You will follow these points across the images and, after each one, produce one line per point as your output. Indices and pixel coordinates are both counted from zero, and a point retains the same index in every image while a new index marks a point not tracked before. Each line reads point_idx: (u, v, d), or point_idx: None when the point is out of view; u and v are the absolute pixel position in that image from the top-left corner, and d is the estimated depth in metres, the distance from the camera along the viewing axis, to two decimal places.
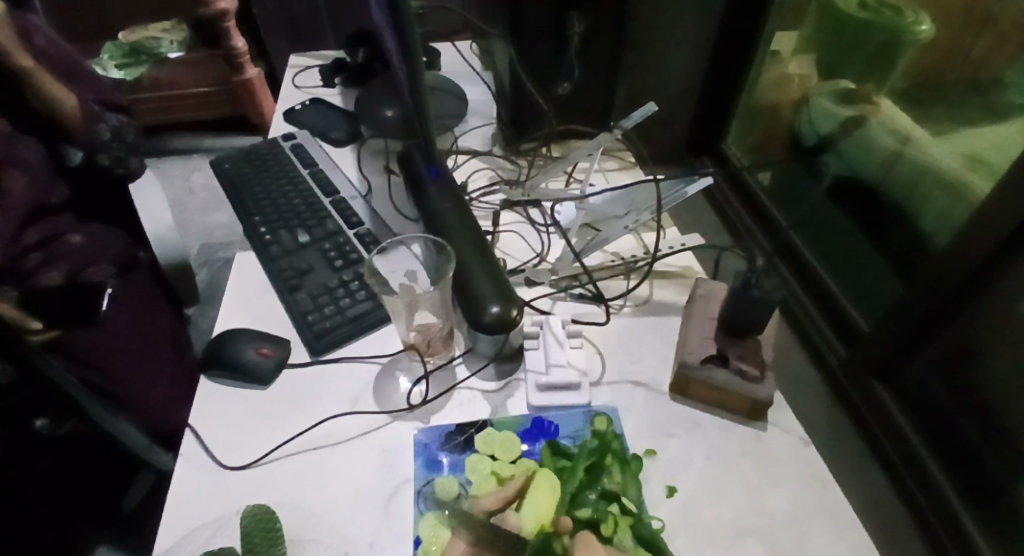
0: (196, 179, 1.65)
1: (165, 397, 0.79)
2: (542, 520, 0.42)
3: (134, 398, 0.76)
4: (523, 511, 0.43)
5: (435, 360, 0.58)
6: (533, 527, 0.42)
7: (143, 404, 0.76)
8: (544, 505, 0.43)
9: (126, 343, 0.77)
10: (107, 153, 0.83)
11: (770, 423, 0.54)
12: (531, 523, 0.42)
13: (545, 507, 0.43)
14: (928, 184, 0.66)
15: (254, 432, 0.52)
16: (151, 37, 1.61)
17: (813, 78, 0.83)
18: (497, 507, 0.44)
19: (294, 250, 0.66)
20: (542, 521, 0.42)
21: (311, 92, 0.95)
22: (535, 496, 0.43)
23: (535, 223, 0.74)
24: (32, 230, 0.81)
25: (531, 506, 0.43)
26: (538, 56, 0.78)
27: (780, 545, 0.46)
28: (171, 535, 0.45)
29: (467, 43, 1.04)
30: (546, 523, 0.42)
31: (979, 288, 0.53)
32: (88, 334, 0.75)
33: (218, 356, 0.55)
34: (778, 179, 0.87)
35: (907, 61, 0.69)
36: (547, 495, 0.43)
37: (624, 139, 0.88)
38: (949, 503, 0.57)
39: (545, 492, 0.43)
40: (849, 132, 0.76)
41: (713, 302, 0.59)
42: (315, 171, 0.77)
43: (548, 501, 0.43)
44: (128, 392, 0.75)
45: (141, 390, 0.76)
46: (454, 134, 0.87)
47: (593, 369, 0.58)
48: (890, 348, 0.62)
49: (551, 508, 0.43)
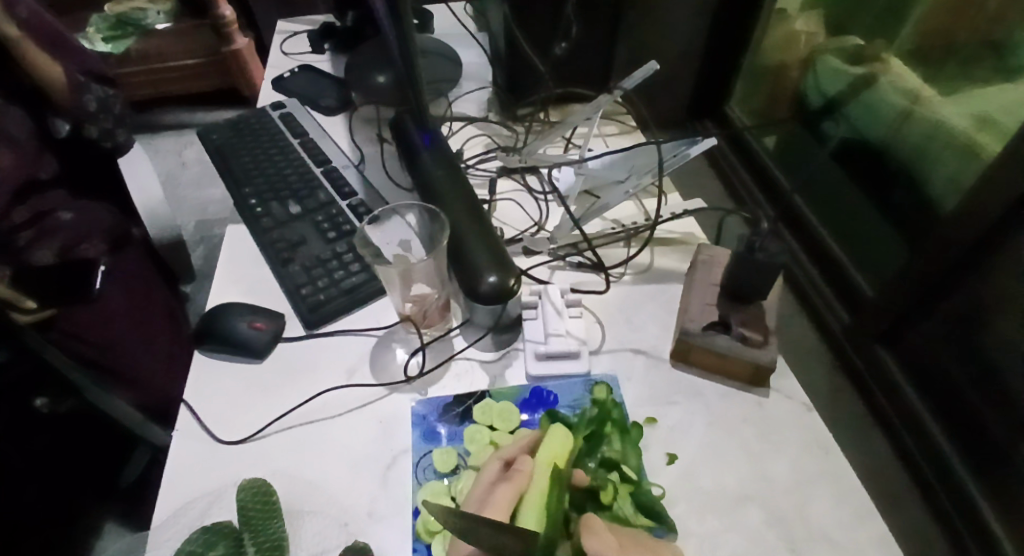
0: (189, 154, 1.63)
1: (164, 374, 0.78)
2: (556, 459, 0.41)
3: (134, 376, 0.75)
4: (537, 456, 0.42)
5: (432, 331, 0.57)
6: (547, 465, 0.41)
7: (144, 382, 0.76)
8: (558, 449, 0.42)
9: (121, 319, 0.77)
10: (95, 125, 0.81)
11: (773, 389, 0.53)
12: (545, 461, 0.41)
13: (558, 450, 0.42)
14: (939, 144, 0.63)
15: (250, 404, 0.51)
16: (138, 8, 1.56)
17: (820, 35, 0.80)
18: (512, 455, 0.43)
19: (286, 222, 0.65)
20: (556, 459, 0.41)
21: (300, 58, 0.92)
22: (549, 439, 0.43)
23: (533, 191, 0.72)
24: (22, 207, 0.78)
25: (545, 448, 0.42)
26: (534, 14, 0.74)
27: (781, 512, 0.45)
28: (168, 505, 0.45)
29: (460, 5, 1.00)
30: (561, 462, 0.41)
31: (989, 249, 0.51)
32: (84, 312, 0.74)
33: (212, 330, 0.54)
34: (782, 144, 0.84)
35: (918, 16, 0.66)
36: (562, 438, 0.43)
37: (625, 101, 0.85)
38: (951, 464, 0.58)
39: (558, 436, 0.43)
40: (858, 93, 0.73)
41: (716, 268, 0.57)
42: (305, 140, 0.75)
43: (562, 445, 0.43)
44: (126, 368, 0.76)
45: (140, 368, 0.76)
46: (448, 100, 0.85)
47: (593, 338, 0.57)
48: (895, 314, 0.61)
49: (566, 451, 0.42)
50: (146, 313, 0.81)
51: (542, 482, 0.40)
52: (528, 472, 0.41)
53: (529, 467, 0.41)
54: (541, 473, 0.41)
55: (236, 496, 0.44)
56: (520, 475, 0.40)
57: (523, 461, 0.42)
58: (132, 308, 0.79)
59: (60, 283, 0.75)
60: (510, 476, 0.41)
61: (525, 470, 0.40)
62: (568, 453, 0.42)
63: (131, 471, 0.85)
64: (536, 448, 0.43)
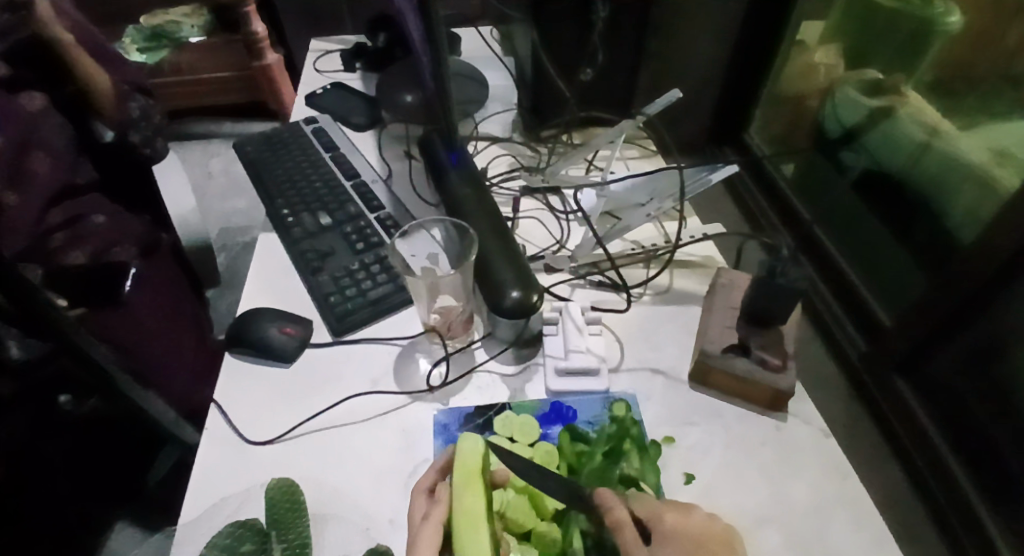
0: (216, 163, 1.67)
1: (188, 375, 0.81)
2: (468, 473, 0.41)
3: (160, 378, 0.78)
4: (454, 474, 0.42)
5: (455, 343, 0.58)
6: (461, 483, 0.41)
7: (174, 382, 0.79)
8: (470, 462, 0.42)
9: (147, 318, 0.79)
10: (137, 132, 0.85)
11: (791, 414, 0.53)
12: (460, 480, 0.41)
13: (471, 464, 0.42)
14: (959, 177, 0.64)
15: (278, 408, 0.52)
16: (172, 21, 1.59)
17: (840, 66, 0.81)
18: (434, 481, 0.44)
19: (316, 233, 0.67)
20: (470, 476, 0.41)
21: (332, 76, 0.95)
22: (462, 456, 0.42)
23: (555, 211, 0.74)
24: (58, 210, 0.80)
25: (458, 465, 0.42)
26: (561, 41, 0.77)
27: (799, 534, 0.46)
28: (197, 506, 0.46)
29: (487, 29, 1.03)
30: (474, 475, 0.41)
31: (1007, 282, 0.51)
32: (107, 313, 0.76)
33: (243, 334, 0.56)
34: (801, 172, 0.85)
35: (934, 54, 0.68)
36: (471, 448, 0.43)
37: (646, 127, 0.88)
38: (966, 496, 0.57)
39: (470, 450, 0.42)
40: (876, 124, 0.75)
41: (736, 292, 0.58)
42: (336, 155, 0.77)
43: (473, 457, 0.42)
44: (151, 367, 0.78)
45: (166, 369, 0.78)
46: (474, 120, 0.87)
47: (612, 356, 0.58)
48: (911, 344, 0.62)
49: (479, 461, 0.42)
50: (170, 315, 0.84)
51: (466, 498, 0.40)
52: (448, 496, 0.41)
53: (448, 493, 0.41)
54: (463, 492, 0.40)
55: (264, 496, 0.46)
56: (441, 503, 0.41)
57: (443, 487, 0.43)
58: (157, 308, 0.81)
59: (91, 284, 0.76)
60: (433, 506, 0.42)
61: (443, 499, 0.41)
62: (479, 463, 0.41)
63: (159, 469, 0.87)
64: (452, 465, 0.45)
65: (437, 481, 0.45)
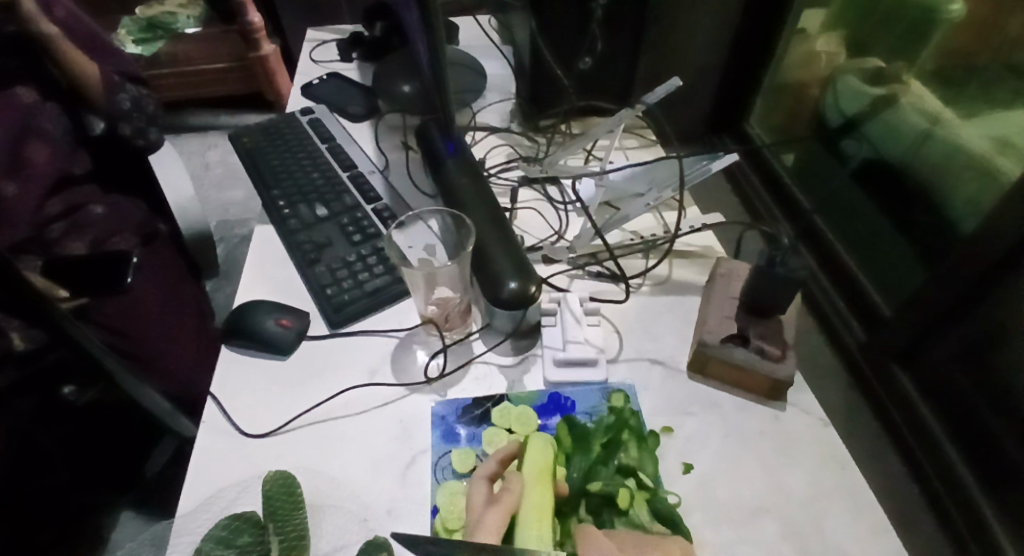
0: (213, 155, 1.66)
1: (190, 364, 0.81)
2: (539, 469, 0.43)
3: (160, 364, 0.79)
4: (522, 469, 0.43)
5: (453, 334, 0.58)
6: (533, 479, 0.42)
7: (173, 371, 0.79)
8: (539, 460, 0.43)
9: (149, 308, 0.79)
10: (128, 123, 0.83)
11: (790, 403, 0.53)
12: (532, 477, 0.42)
13: (539, 462, 0.43)
14: (960, 165, 0.63)
15: (275, 400, 0.52)
16: (167, 12, 1.60)
17: (841, 56, 0.80)
18: (494, 471, 0.44)
19: (313, 224, 0.66)
20: (542, 473, 0.42)
21: (329, 67, 0.94)
22: (532, 451, 0.44)
23: (553, 201, 0.73)
24: (57, 200, 0.80)
25: (529, 461, 0.43)
26: (559, 29, 0.76)
27: (797, 525, 0.46)
28: (193, 499, 0.46)
29: (486, 18, 1.02)
30: (543, 472, 0.42)
31: (1008, 268, 0.50)
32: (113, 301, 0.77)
33: (239, 326, 0.55)
34: (802, 162, 0.84)
35: (938, 42, 0.67)
36: (542, 446, 0.44)
37: (645, 116, 0.87)
38: (964, 485, 0.57)
39: (540, 448, 0.44)
40: (878, 113, 0.74)
41: (735, 282, 0.58)
42: (333, 145, 0.77)
43: (542, 455, 0.44)
44: (158, 354, 0.79)
45: (167, 357, 0.79)
46: (472, 110, 0.87)
47: (611, 346, 0.57)
48: (914, 331, 0.61)
49: (548, 461, 0.43)
50: (178, 308, 0.83)
51: (535, 498, 0.41)
52: (518, 490, 0.41)
53: (518, 486, 0.41)
54: (532, 489, 0.41)
55: (261, 489, 0.45)
56: (509, 496, 0.41)
57: (511, 478, 0.42)
58: (161, 297, 0.81)
59: (93, 273, 0.70)
60: (498, 495, 0.41)
61: (513, 489, 0.41)
62: (551, 461, 0.43)
63: (156, 462, 0.91)
64: (512, 458, 0.45)
65: (497, 471, 0.44)
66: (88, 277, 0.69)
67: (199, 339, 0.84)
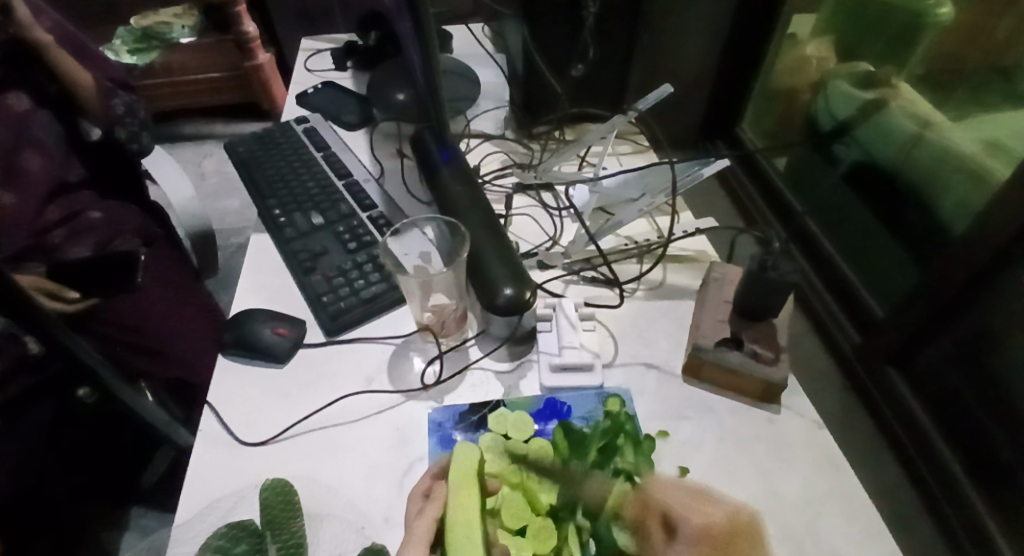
0: (208, 164, 1.67)
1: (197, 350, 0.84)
2: (462, 474, 0.42)
3: (170, 352, 0.82)
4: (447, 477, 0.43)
5: (449, 341, 0.58)
6: (455, 483, 0.42)
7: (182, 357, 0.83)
8: (465, 463, 0.43)
9: (159, 305, 0.82)
10: (122, 128, 0.83)
11: (784, 406, 0.54)
12: (455, 481, 0.42)
13: (464, 465, 0.43)
14: (949, 170, 0.64)
15: (272, 409, 0.52)
16: (163, 22, 1.59)
17: (831, 60, 0.81)
18: (429, 485, 0.44)
19: (308, 233, 0.67)
20: (462, 476, 0.42)
21: (324, 76, 0.95)
22: (457, 457, 0.44)
23: (548, 207, 0.74)
24: (54, 206, 0.79)
25: (453, 466, 0.43)
26: (552, 36, 0.77)
27: (791, 527, 0.46)
28: (190, 508, 0.46)
29: (479, 26, 1.03)
30: (468, 474, 0.42)
31: (995, 270, 0.51)
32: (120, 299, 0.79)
33: (236, 334, 0.56)
34: (793, 166, 0.85)
35: (926, 46, 0.68)
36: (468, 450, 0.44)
37: (638, 122, 0.88)
38: (958, 485, 0.58)
39: (464, 454, 0.44)
40: (867, 117, 0.75)
41: (728, 286, 0.58)
42: (328, 154, 0.77)
43: (468, 457, 0.43)
44: (179, 351, 0.83)
45: (176, 346, 0.82)
46: (466, 118, 0.87)
47: (606, 351, 0.58)
48: (907, 333, 0.61)
49: (472, 465, 0.43)
50: (182, 303, 0.85)
51: (455, 500, 0.40)
52: (441, 495, 0.42)
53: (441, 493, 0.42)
54: (457, 491, 0.41)
55: (259, 498, 0.45)
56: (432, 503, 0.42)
57: (437, 487, 0.43)
58: (165, 295, 0.83)
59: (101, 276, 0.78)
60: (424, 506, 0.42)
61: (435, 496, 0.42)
62: (475, 466, 0.43)
63: (154, 471, 0.92)
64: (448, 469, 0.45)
65: (434, 484, 0.44)
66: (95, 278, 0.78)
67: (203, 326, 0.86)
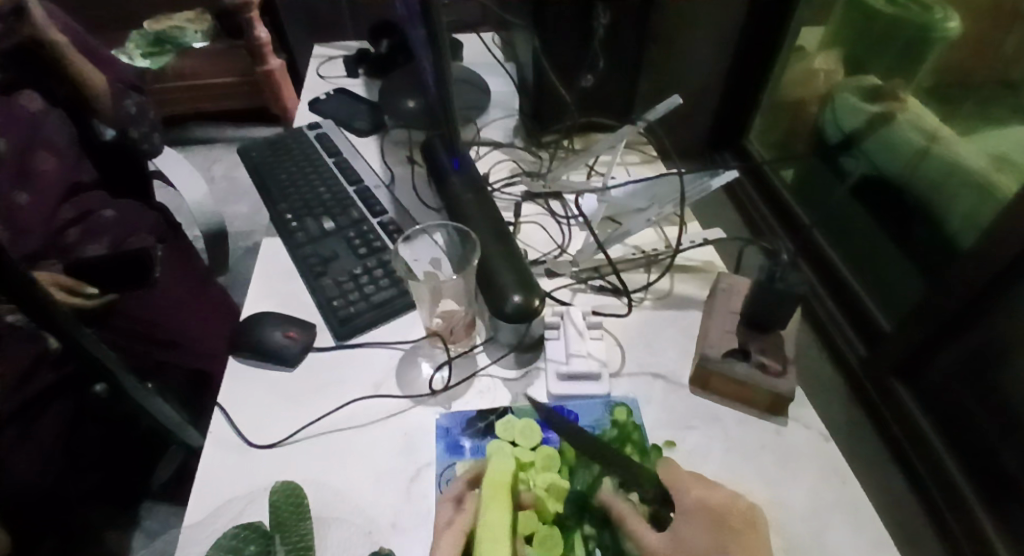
0: (218, 168, 1.68)
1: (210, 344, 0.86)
2: (496, 486, 0.43)
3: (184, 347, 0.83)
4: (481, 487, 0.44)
5: (456, 347, 0.58)
6: (490, 496, 0.42)
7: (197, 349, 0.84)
8: (498, 475, 0.44)
9: (171, 300, 0.83)
10: (136, 128, 0.87)
11: (791, 418, 0.54)
12: (489, 494, 0.42)
13: (499, 477, 0.43)
14: (957, 184, 0.64)
15: (281, 412, 0.53)
16: (176, 27, 1.65)
17: (838, 73, 0.82)
18: (462, 491, 0.45)
19: (319, 237, 0.67)
20: (497, 491, 0.42)
21: (335, 82, 0.96)
22: (491, 468, 0.44)
23: (556, 215, 0.74)
24: (69, 206, 0.80)
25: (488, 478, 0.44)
26: (562, 47, 0.77)
27: (798, 539, 0.46)
28: (201, 510, 0.46)
29: (490, 35, 1.04)
30: (500, 487, 0.43)
31: (1004, 285, 0.52)
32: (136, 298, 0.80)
33: (246, 337, 0.56)
34: (801, 178, 0.85)
35: (934, 58, 0.69)
36: (501, 461, 0.45)
37: (646, 132, 0.88)
38: (965, 499, 0.58)
39: (499, 465, 0.44)
40: (874, 130, 0.75)
41: (735, 296, 0.59)
42: (339, 160, 0.78)
43: (502, 470, 0.44)
44: (192, 345, 0.84)
45: (189, 339, 0.84)
46: (477, 126, 0.88)
47: (613, 360, 0.58)
48: (914, 347, 0.61)
49: (506, 476, 0.43)
50: (192, 300, 0.87)
51: (491, 514, 0.41)
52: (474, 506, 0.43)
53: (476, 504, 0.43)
54: (489, 505, 0.42)
55: (269, 500, 0.46)
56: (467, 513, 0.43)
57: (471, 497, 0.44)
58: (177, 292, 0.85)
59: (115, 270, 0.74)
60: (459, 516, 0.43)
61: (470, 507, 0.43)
62: (508, 478, 0.43)
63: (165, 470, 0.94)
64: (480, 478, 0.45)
65: (466, 491, 0.45)
66: (113, 275, 0.74)
67: (213, 319, 0.88)
